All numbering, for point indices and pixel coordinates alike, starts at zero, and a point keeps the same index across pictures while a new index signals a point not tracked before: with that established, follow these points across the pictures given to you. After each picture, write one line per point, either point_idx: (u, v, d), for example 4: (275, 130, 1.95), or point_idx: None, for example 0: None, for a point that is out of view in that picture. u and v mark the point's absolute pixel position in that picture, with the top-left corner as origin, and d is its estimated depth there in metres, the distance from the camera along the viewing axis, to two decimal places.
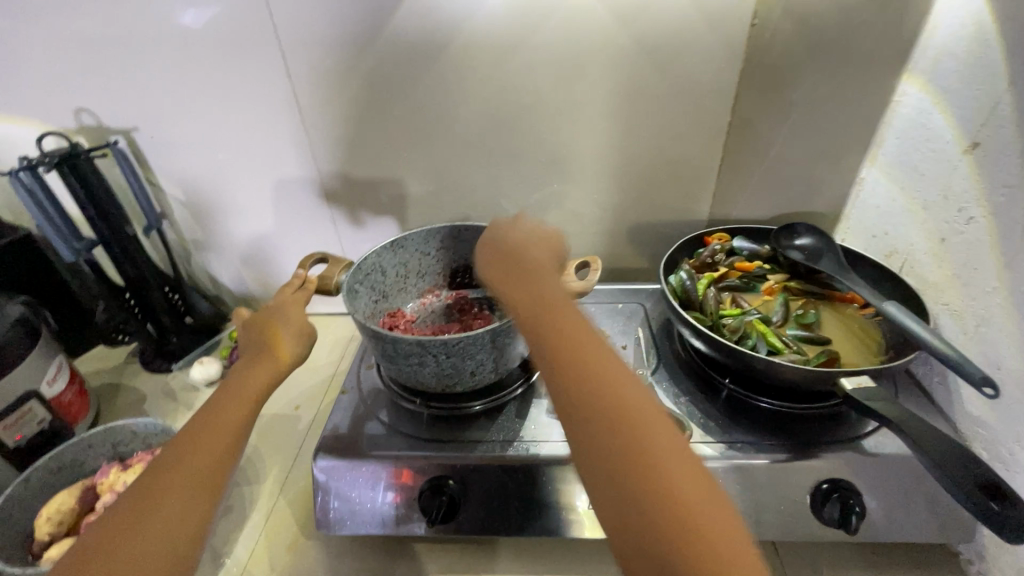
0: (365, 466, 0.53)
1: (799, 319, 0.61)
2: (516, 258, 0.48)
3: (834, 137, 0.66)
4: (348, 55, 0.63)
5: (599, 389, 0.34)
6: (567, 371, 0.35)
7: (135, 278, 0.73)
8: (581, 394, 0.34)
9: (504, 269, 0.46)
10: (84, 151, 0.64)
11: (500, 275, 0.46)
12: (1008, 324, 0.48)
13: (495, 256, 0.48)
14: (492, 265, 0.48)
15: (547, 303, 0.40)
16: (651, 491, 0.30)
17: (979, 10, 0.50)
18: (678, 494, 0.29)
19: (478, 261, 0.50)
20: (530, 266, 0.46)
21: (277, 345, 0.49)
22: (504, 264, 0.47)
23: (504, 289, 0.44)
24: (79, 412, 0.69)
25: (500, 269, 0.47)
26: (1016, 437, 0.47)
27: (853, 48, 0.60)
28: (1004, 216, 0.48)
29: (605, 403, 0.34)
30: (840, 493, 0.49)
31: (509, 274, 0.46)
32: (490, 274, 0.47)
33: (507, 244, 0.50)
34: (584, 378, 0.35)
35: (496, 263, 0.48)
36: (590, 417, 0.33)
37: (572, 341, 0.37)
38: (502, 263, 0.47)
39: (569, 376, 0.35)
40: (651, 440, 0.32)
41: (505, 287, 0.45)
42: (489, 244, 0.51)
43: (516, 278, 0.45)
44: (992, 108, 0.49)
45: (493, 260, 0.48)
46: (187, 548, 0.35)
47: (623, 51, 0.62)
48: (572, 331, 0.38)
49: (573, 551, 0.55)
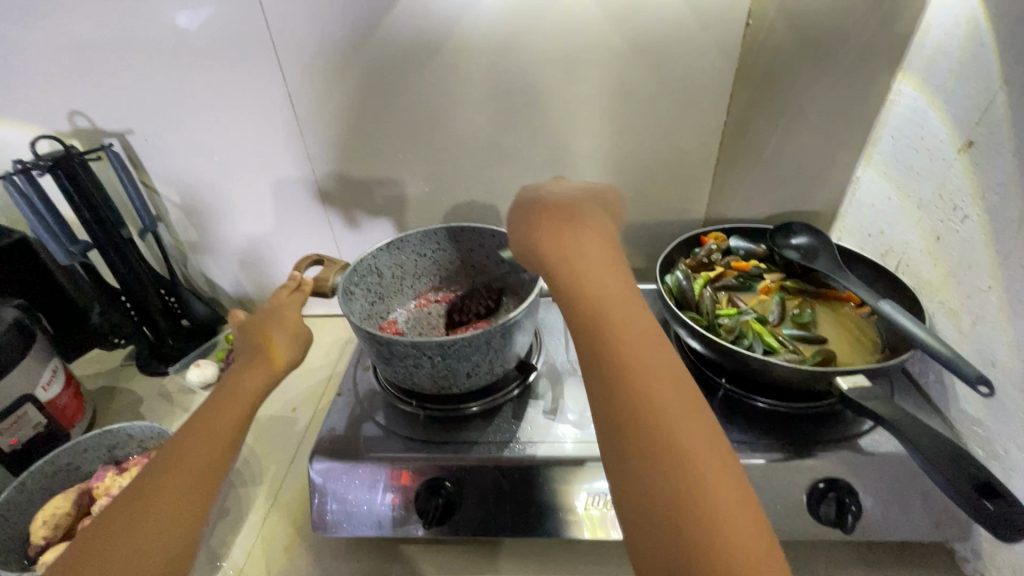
0: (362, 468, 0.53)
1: (795, 318, 0.61)
2: (570, 218, 0.44)
3: (829, 136, 0.66)
4: (342, 55, 0.63)
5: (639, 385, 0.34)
6: (610, 357, 0.35)
7: (130, 281, 0.73)
8: (621, 385, 0.34)
9: (555, 227, 0.43)
10: (78, 153, 0.64)
11: (552, 232, 0.43)
12: (1002, 323, 0.48)
13: (550, 212, 0.45)
14: (546, 220, 0.44)
15: (601, 284, 0.38)
16: (677, 496, 0.30)
17: (973, 9, 0.50)
18: (705, 496, 0.30)
19: (523, 230, 0.45)
20: (585, 228, 0.43)
21: (271, 347, 0.49)
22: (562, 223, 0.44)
23: (548, 249, 0.41)
24: (75, 415, 0.69)
25: (553, 226, 0.43)
26: (1010, 435, 0.47)
27: (847, 47, 0.60)
28: (999, 215, 0.48)
29: (642, 400, 0.33)
30: (837, 493, 0.49)
31: (561, 232, 0.42)
32: (538, 229, 0.44)
33: (557, 204, 0.46)
34: (625, 370, 0.34)
35: (549, 219, 0.44)
36: (625, 407, 0.33)
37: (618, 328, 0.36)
38: (556, 221, 0.44)
39: (613, 365, 0.35)
40: (695, 470, 0.31)
41: (554, 245, 0.42)
42: (533, 204, 0.47)
43: (570, 239, 0.42)
44: (986, 107, 0.49)
45: (549, 215, 0.45)
46: (182, 553, 0.35)
47: (618, 51, 0.62)
48: (620, 318, 0.37)
49: (571, 552, 0.55)
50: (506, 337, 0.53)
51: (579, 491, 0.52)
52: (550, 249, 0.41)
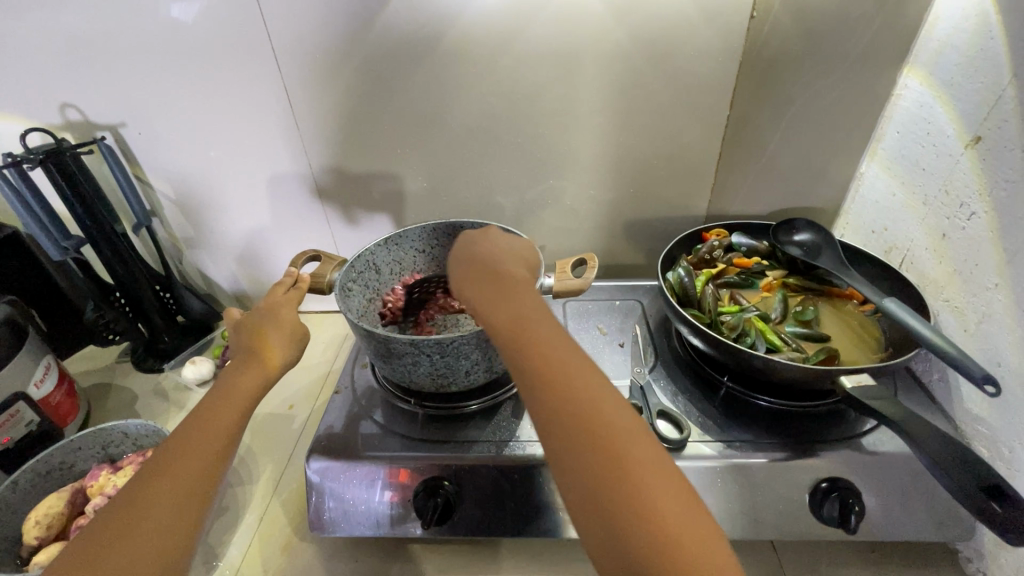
0: (360, 467, 0.53)
1: (798, 315, 0.60)
2: (488, 267, 0.44)
3: (833, 131, 0.65)
4: (339, 48, 0.62)
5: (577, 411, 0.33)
6: (546, 392, 0.34)
7: (124, 277, 0.72)
8: (558, 417, 0.33)
9: (474, 278, 0.43)
10: (70, 147, 0.63)
11: (474, 284, 0.42)
12: (1009, 321, 0.47)
13: (470, 262, 0.45)
14: (462, 272, 0.44)
15: (531, 323, 0.37)
16: (645, 538, 0.28)
17: (982, 2, 0.50)
18: (669, 533, 0.28)
19: (451, 274, 0.45)
20: (504, 276, 0.42)
21: (267, 347, 0.48)
22: (480, 274, 0.43)
23: (473, 298, 0.41)
24: (69, 413, 0.68)
25: (474, 276, 0.43)
26: (1016, 435, 0.46)
27: (854, 41, 0.59)
28: (1006, 212, 0.47)
29: (582, 424, 0.32)
30: (840, 492, 0.48)
31: (481, 280, 0.42)
32: (460, 281, 0.44)
33: (480, 252, 0.46)
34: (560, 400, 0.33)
35: (467, 273, 0.44)
36: (566, 436, 0.32)
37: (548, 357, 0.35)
38: (474, 271, 0.44)
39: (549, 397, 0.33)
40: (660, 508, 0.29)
41: (476, 296, 0.41)
42: (460, 250, 0.47)
43: (489, 288, 0.41)
44: (994, 102, 0.48)
45: (471, 264, 0.45)
46: (177, 557, 0.35)
47: (619, 44, 0.60)
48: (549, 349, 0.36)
49: (571, 552, 0.55)
50: None
51: None
52: (475, 301, 0.41)
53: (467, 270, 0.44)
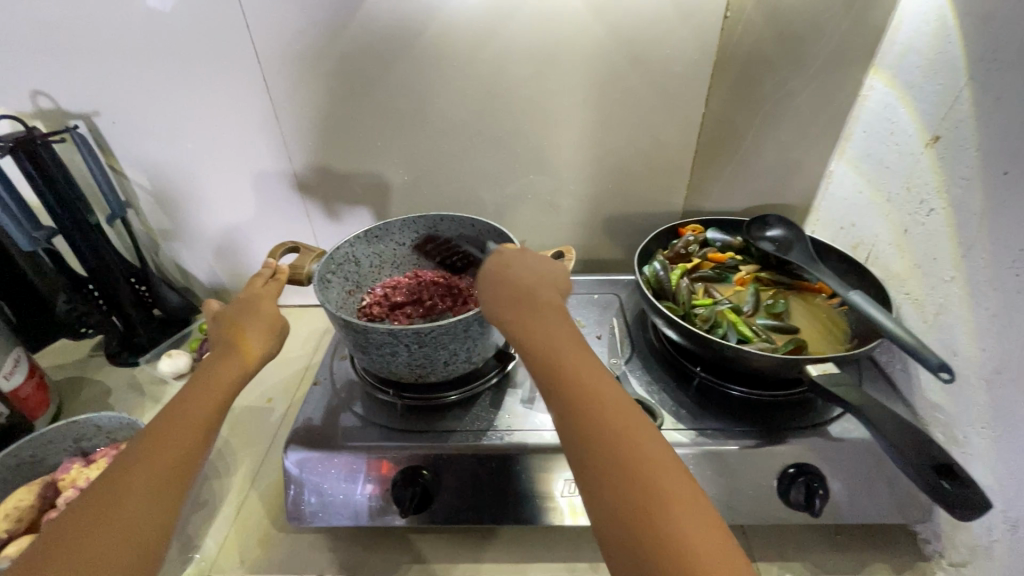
0: (338, 457, 0.53)
1: (769, 308, 0.62)
2: (525, 293, 0.45)
3: (804, 130, 0.67)
4: (319, 39, 0.62)
5: (611, 442, 0.34)
6: (585, 421, 0.35)
7: (98, 269, 0.71)
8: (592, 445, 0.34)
9: (513, 306, 0.44)
10: (41, 135, 0.61)
11: (511, 313, 0.43)
12: (964, 312, 0.49)
13: (508, 288, 0.45)
14: (501, 297, 0.45)
15: (560, 346, 0.40)
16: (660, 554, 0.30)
17: (942, 7, 0.52)
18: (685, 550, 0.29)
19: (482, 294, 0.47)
20: (541, 307, 0.43)
21: (245, 340, 0.48)
22: (519, 304, 0.44)
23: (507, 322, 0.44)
24: (39, 407, 0.67)
25: (511, 303, 0.44)
26: (970, 420, 0.49)
27: (822, 42, 0.61)
28: (962, 208, 0.49)
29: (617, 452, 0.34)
30: (806, 477, 0.50)
31: (519, 309, 0.43)
32: (499, 307, 0.44)
33: (514, 273, 0.47)
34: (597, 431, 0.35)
35: (507, 299, 0.44)
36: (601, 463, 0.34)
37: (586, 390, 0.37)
38: (514, 297, 0.44)
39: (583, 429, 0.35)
40: (679, 528, 0.30)
41: (516, 326, 0.43)
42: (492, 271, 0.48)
43: (528, 318, 0.43)
44: (951, 104, 0.50)
45: (510, 289, 0.45)
46: (153, 545, 0.35)
47: (598, 41, 0.62)
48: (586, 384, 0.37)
49: (548, 539, 0.56)
50: (484, 326, 0.52)
51: (559, 477, 0.52)
52: (515, 330, 0.42)
53: (504, 297, 0.45)
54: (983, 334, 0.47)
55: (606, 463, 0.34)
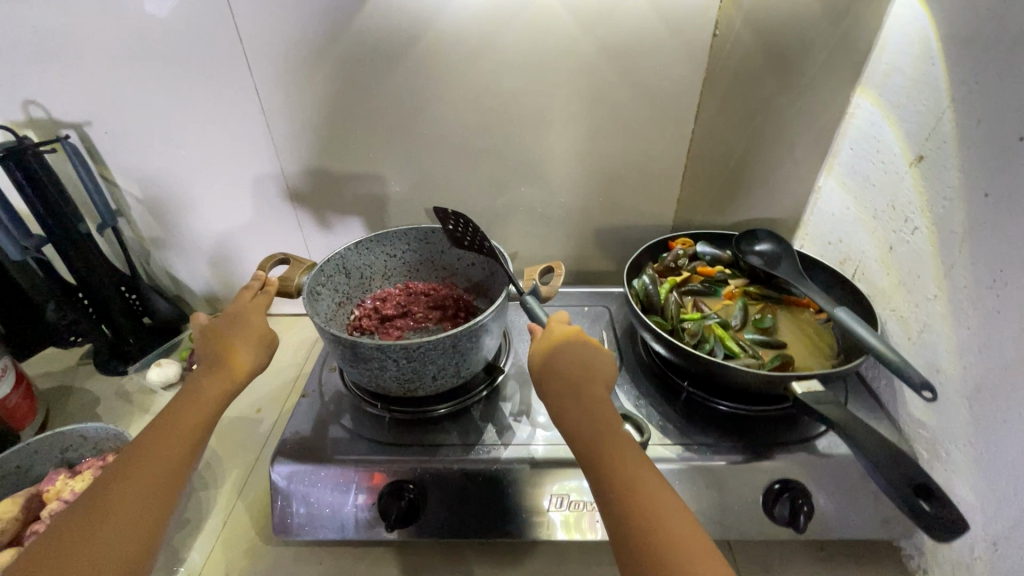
0: (325, 470, 0.53)
1: (757, 323, 0.63)
2: (575, 380, 0.43)
3: (792, 146, 0.68)
4: (312, 52, 0.62)
5: (669, 557, 0.34)
6: (641, 534, 0.35)
7: (87, 277, 0.71)
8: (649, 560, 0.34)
9: (565, 397, 0.43)
10: (32, 145, 0.61)
11: (564, 404, 0.43)
12: (946, 330, 0.50)
13: (557, 375, 0.44)
14: (551, 385, 0.44)
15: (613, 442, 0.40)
16: None
17: (926, 28, 0.53)
18: None
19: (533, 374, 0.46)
20: (593, 399, 0.42)
21: (234, 351, 0.48)
22: (570, 396, 0.43)
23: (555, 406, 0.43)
24: (26, 416, 0.66)
25: (563, 394, 0.43)
26: (952, 437, 0.49)
27: (809, 60, 0.62)
28: (945, 227, 0.50)
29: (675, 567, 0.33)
30: (790, 493, 0.50)
31: (572, 401, 0.42)
32: (551, 396, 0.44)
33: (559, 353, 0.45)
34: (655, 545, 0.34)
35: (558, 390, 0.43)
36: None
37: (643, 497, 0.36)
38: (565, 387, 0.43)
39: (640, 540, 0.35)
40: None
41: (567, 419, 0.42)
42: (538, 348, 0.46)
43: (579, 413, 0.42)
44: (934, 124, 0.51)
45: (559, 376, 0.44)
46: (142, 556, 0.36)
47: (588, 56, 0.62)
48: (643, 490, 0.37)
49: (534, 553, 0.56)
50: (472, 340, 0.53)
51: (547, 490, 0.52)
52: (568, 424, 0.42)
53: (553, 385, 0.44)
54: (964, 352, 0.48)
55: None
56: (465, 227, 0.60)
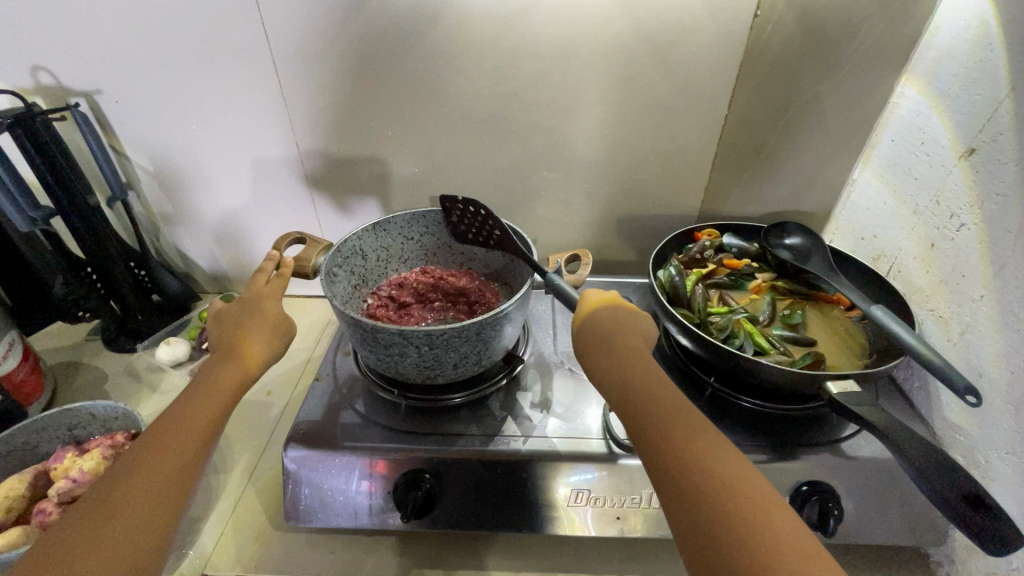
0: (338, 457, 0.51)
1: (785, 319, 0.61)
2: (611, 337, 0.43)
3: (829, 135, 0.65)
4: (332, 23, 0.60)
5: (710, 489, 0.33)
6: (679, 456, 0.34)
7: (95, 251, 0.69)
8: (689, 493, 0.33)
9: (599, 349, 0.43)
10: (40, 112, 0.59)
11: (597, 358, 0.43)
12: (992, 331, 0.48)
13: (591, 330, 0.44)
14: (587, 342, 0.44)
15: (648, 382, 0.39)
16: (754, 549, 0.30)
17: (984, 10, 0.50)
18: (775, 545, 0.30)
19: (576, 337, 0.45)
20: (626, 347, 0.42)
21: (246, 343, 0.46)
22: (603, 346, 0.43)
23: (595, 364, 0.43)
24: (33, 392, 0.66)
25: (596, 349, 0.43)
26: (994, 445, 0.47)
27: (853, 45, 0.58)
28: (997, 224, 0.47)
29: (718, 500, 0.32)
30: (819, 497, 0.48)
31: (606, 353, 0.42)
32: (586, 353, 0.44)
33: (595, 317, 0.45)
34: (698, 480, 0.33)
35: (592, 344, 0.44)
36: (700, 509, 0.32)
37: (681, 434, 0.35)
38: (599, 339, 0.43)
39: (680, 472, 0.34)
40: (773, 536, 0.30)
41: (602, 371, 0.42)
42: (579, 318, 0.45)
43: (613, 364, 0.41)
44: (990, 115, 0.48)
45: (593, 333, 0.44)
46: (160, 540, 0.34)
47: (622, 37, 0.59)
48: (678, 429, 0.36)
49: (550, 548, 0.54)
50: (497, 329, 0.51)
51: (565, 477, 0.50)
52: (601, 377, 0.42)
53: (585, 339, 0.44)
54: (1011, 357, 0.46)
55: (706, 513, 0.32)
56: (475, 215, 0.59)
